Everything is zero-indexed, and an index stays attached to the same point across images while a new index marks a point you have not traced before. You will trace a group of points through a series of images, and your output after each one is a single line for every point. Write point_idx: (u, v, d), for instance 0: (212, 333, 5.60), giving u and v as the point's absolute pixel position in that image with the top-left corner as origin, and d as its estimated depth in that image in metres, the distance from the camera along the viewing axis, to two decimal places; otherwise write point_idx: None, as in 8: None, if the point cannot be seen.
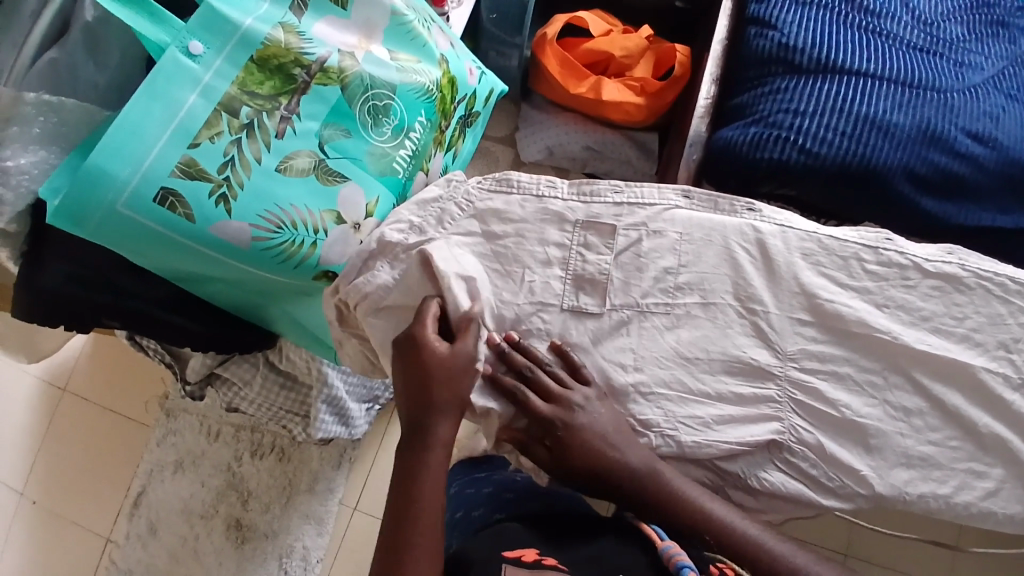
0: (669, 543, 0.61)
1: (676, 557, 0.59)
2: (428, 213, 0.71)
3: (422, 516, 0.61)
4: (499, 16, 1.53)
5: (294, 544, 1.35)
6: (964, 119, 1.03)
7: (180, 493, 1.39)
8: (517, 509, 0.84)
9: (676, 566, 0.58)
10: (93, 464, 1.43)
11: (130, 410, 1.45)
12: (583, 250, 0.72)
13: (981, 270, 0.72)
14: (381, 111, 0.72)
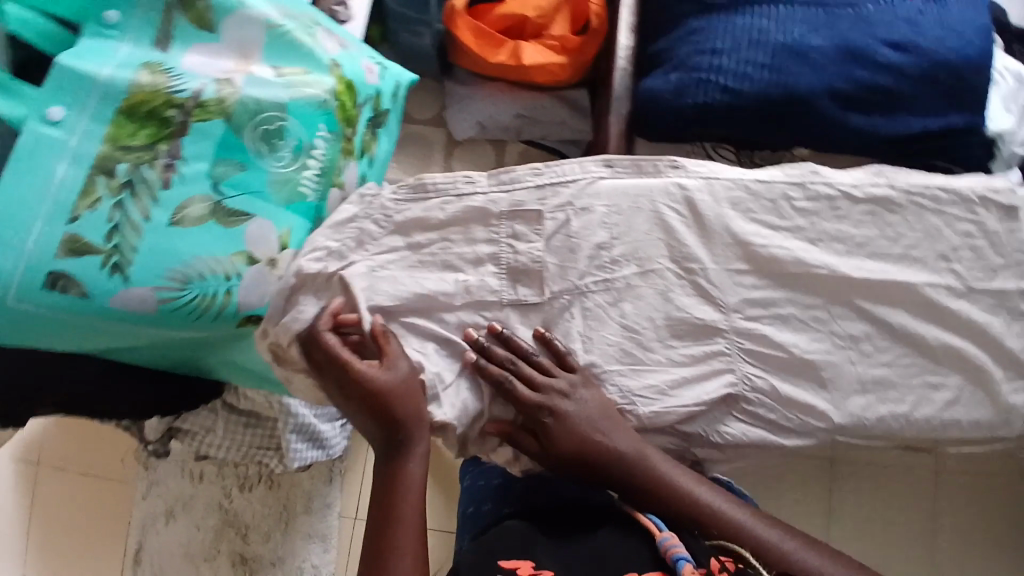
0: (666, 535, 0.58)
1: (672, 548, 0.56)
2: (344, 236, 0.68)
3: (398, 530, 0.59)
4: None
5: (302, 564, 1.39)
6: (880, 29, 1.03)
7: (178, 539, 1.34)
8: (524, 498, 0.75)
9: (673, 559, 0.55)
10: (84, 532, 1.40)
11: (106, 470, 1.42)
12: (512, 241, 0.69)
13: (909, 186, 0.72)
14: (274, 134, 0.69)
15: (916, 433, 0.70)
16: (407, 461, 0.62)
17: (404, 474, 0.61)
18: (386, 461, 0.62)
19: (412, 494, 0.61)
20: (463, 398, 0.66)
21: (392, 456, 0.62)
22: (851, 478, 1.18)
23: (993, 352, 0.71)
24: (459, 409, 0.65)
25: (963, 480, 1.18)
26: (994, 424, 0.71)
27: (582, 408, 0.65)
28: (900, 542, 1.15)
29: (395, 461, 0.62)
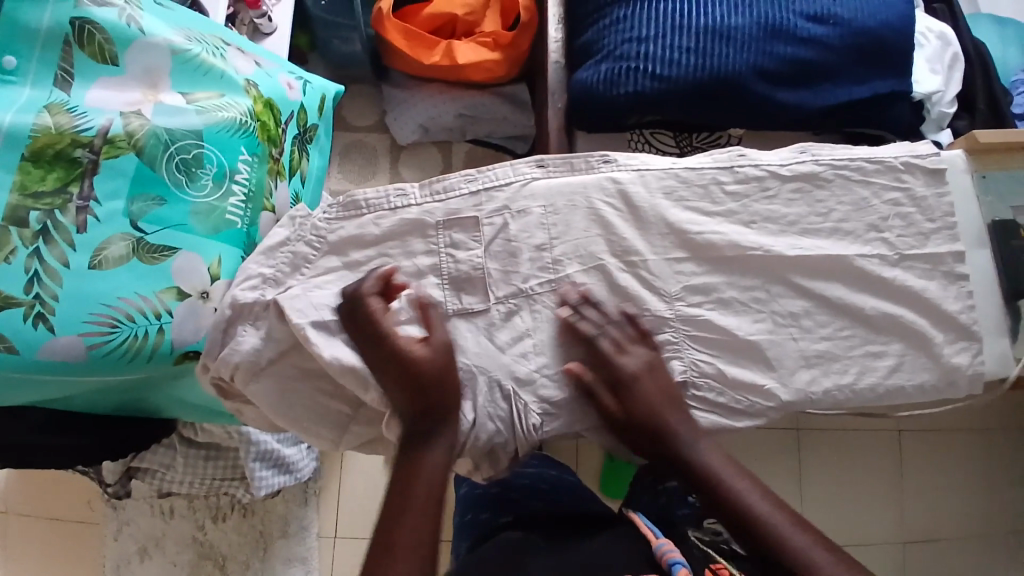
0: (661, 541, 0.69)
1: (668, 554, 0.67)
2: (279, 260, 0.67)
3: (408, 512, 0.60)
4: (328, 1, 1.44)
5: None
6: (799, 4, 1.05)
7: None
8: (520, 506, 0.86)
9: (668, 563, 0.66)
10: None
11: (76, 513, 1.46)
12: (452, 250, 0.68)
13: (835, 161, 0.74)
14: (192, 163, 0.68)
15: (865, 403, 0.72)
16: (428, 453, 0.61)
17: (422, 463, 0.61)
18: (406, 450, 0.61)
19: (425, 484, 0.61)
20: (424, 420, 0.62)
21: (415, 444, 0.61)
22: (813, 444, 1.28)
23: (929, 315, 0.73)
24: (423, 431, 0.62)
25: (921, 452, 1.29)
26: (938, 386, 0.73)
27: (537, 412, 0.65)
28: (870, 506, 1.25)
29: (414, 450, 0.61)
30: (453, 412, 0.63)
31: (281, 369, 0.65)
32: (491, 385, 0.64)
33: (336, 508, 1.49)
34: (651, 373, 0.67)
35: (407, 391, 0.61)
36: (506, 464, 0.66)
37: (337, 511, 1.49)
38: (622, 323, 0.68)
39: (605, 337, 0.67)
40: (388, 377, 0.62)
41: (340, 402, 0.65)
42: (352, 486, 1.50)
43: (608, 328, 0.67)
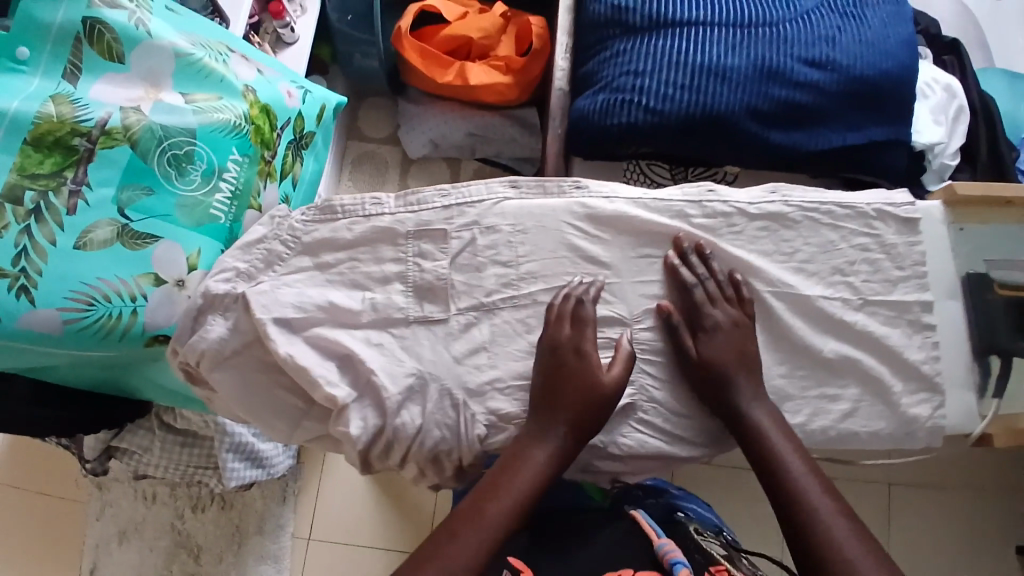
0: (664, 541, 0.70)
1: (670, 554, 0.67)
2: (253, 256, 0.70)
3: (493, 503, 0.62)
4: (354, 17, 1.49)
5: None
6: (799, 47, 1.07)
7: (130, 563, 1.44)
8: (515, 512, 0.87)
9: (670, 563, 0.67)
10: (38, 554, 1.47)
11: (62, 490, 1.50)
12: (419, 260, 0.70)
13: (804, 202, 0.76)
14: (182, 159, 0.72)
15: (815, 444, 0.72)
16: (535, 455, 0.63)
17: (529, 458, 0.63)
18: (522, 448, 0.64)
19: (522, 484, 0.63)
20: (370, 421, 0.64)
21: (532, 436, 0.64)
22: None
23: (890, 362, 0.73)
24: (367, 433, 0.64)
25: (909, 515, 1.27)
26: (895, 436, 0.72)
27: (483, 423, 0.66)
28: None
29: (531, 442, 0.64)
30: (401, 416, 0.65)
31: (244, 361, 0.67)
32: (441, 393, 0.66)
33: (314, 512, 1.51)
34: (735, 329, 0.70)
35: (546, 389, 0.65)
36: (451, 472, 0.68)
37: (313, 516, 1.51)
38: (723, 282, 0.72)
39: (701, 288, 0.71)
40: (549, 364, 0.66)
41: (294, 398, 0.67)
42: (331, 491, 1.52)
43: (709, 281, 0.71)
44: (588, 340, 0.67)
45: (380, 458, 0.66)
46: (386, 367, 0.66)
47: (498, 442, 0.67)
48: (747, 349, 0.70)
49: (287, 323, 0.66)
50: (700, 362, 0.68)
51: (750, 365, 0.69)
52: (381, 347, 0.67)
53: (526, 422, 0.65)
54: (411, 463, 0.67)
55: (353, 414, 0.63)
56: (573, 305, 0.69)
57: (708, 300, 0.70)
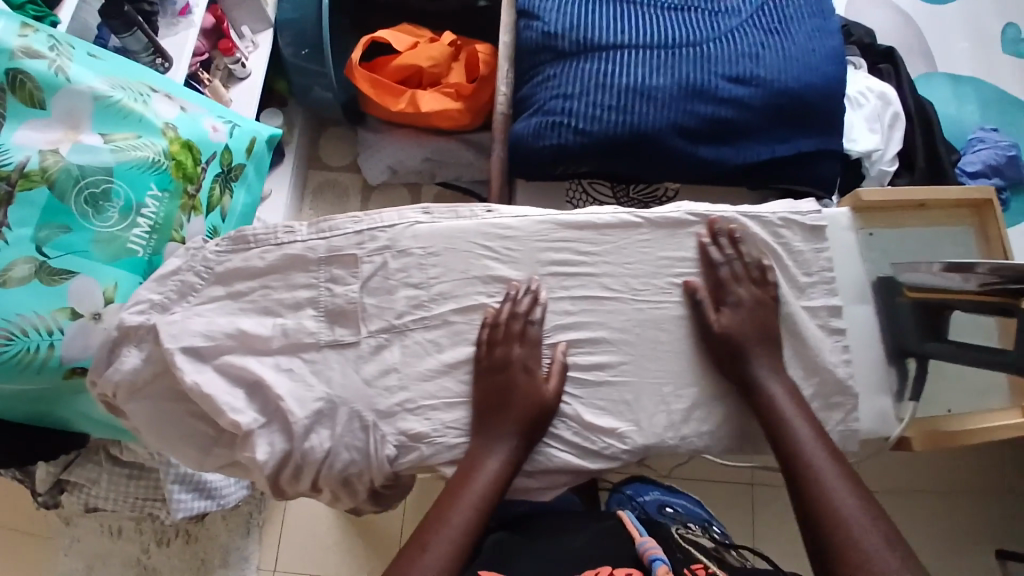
0: (644, 539, 0.73)
1: (650, 551, 0.71)
2: (168, 288, 0.72)
3: (454, 514, 0.64)
4: (310, 51, 1.49)
5: None
6: (723, 66, 1.11)
7: None
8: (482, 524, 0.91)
9: (650, 559, 0.70)
10: None
11: (30, 525, 1.49)
12: (331, 284, 0.72)
13: (711, 213, 0.77)
14: (100, 196, 0.75)
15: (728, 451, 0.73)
16: (487, 462, 0.66)
17: (482, 466, 0.65)
18: (472, 457, 0.66)
19: (475, 490, 0.65)
20: (278, 446, 0.66)
21: (484, 446, 0.66)
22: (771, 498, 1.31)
23: (801, 368, 0.75)
24: (274, 458, 0.65)
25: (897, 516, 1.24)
26: None
27: (393, 444, 0.67)
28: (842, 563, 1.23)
29: (484, 451, 0.66)
30: (309, 440, 0.66)
31: (157, 389, 0.69)
32: (351, 416, 0.67)
33: (279, 542, 1.50)
34: (756, 306, 0.73)
35: (488, 398, 0.68)
36: (364, 493, 0.69)
37: (278, 546, 1.50)
38: (748, 263, 0.74)
39: (727, 266, 0.74)
40: (489, 374, 0.69)
41: (208, 425, 0.69)
42: (296, 520, 1.52)
43: (734, 261, 0.75)
44: (535, 359, 0.70)
45: (291, 481, 0.67)
46: (293, 391, 0.67)
47: (408, 462, 0.67)
48: (767, 326, 0.72)
49: (196, 351, 0.68)
50: (721, 334, 0.71)
51: (766, 341, 0.72)
52: (290, 372, 0.68)
53: (473, 434, 0.67)
54: (323, 485, 0.68)
55: (259, 440, 0.65)
56: (521, 323, 0.71)
57: (732, 278, 0.74)
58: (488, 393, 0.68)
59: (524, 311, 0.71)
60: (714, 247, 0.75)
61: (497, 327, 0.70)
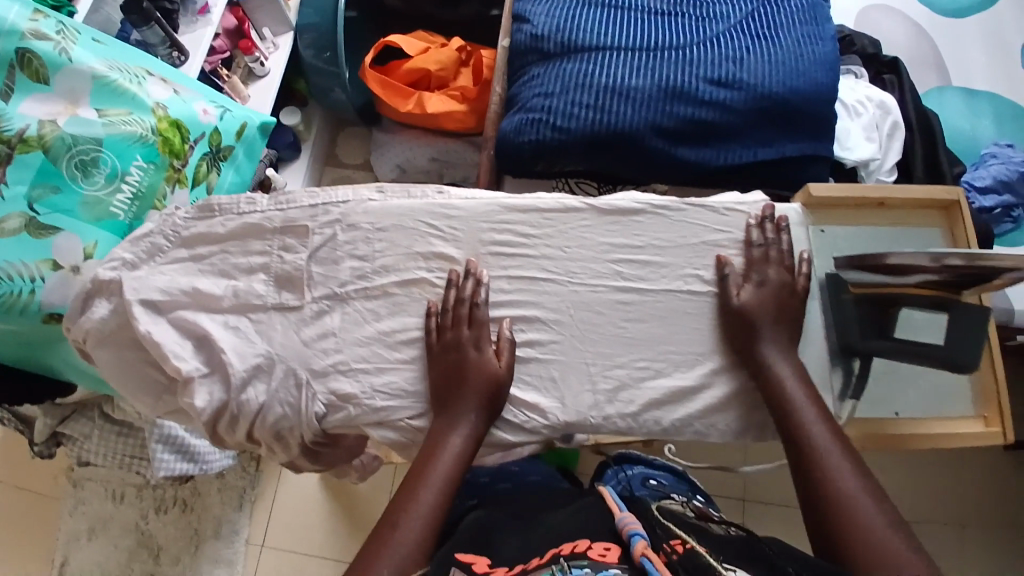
0: (623, 514, 0.64)
1: (629, 525, 0.62)
2: (139, 248, 0.79)
3: (424, 489, 0.65)
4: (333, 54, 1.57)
5: None
6: (705, 69, 1.11)
7: (95, 558, 1.52)
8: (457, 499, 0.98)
9: (629, 534, 0.61)
10: (17, 542, 1.57)
11: (43, 487, 1.61)
12: (282, 252, 0.77)
13: (654, 200, 0.78)
14: (89, 163, 0.84)
15: (653, 436, 0.73)
16: (451, 440, 0.68)
17: (447, 442, 0.67)
18: (435, 435, 0.68)
19: (444, 467, 0.66)
20: (216, 395, 0.71)
21: (447, 424, 0.69)
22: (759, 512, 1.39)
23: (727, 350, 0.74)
24: (211, 405, 0.71)
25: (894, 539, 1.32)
26: (736, 432, 0.73)
27: (323, 401, 0.71)
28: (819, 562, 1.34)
29: (446, 429, 0.68)
30: (246, 392, 0.71)
31: (119, 340, 0.76)
32: (286, 373, 0.72)
33: (268, 519, 1.56)
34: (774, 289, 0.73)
35: (446, 378, 0.70)
36: (296, 448, 0.73)
37: (268, 522, 1.55)
38: (780, 251, 0.75)
39: (760, 249, 0.75)
40: (444, 351, 0.71)
41: (161, 372, 0.75)
42: (285, 500, 1.57)
43: (769, 247, 0.75)
44: (485, 338, 0.72)
45: (227, 430, 0.72)
46: (235, 347, 0.72)
47: (336, 420, 0.71)
48: (788, 314, 0.73)
49: (151, 305, 0.74)
50: (740, 310, 0.72)
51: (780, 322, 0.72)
52: (235, 330, 0.74)
53: (437, 415, 0.70)
54: (257, 435, 0.72)
55: (198, 387, 0.70)
56: (467, 307, 0.73)
57: (763, 260, 0.75)
58: (440, 374, 0.70)
59: (469, 295, 0.73)
60: (752, 230, 0.77)
61: (447, 313, 0.73)
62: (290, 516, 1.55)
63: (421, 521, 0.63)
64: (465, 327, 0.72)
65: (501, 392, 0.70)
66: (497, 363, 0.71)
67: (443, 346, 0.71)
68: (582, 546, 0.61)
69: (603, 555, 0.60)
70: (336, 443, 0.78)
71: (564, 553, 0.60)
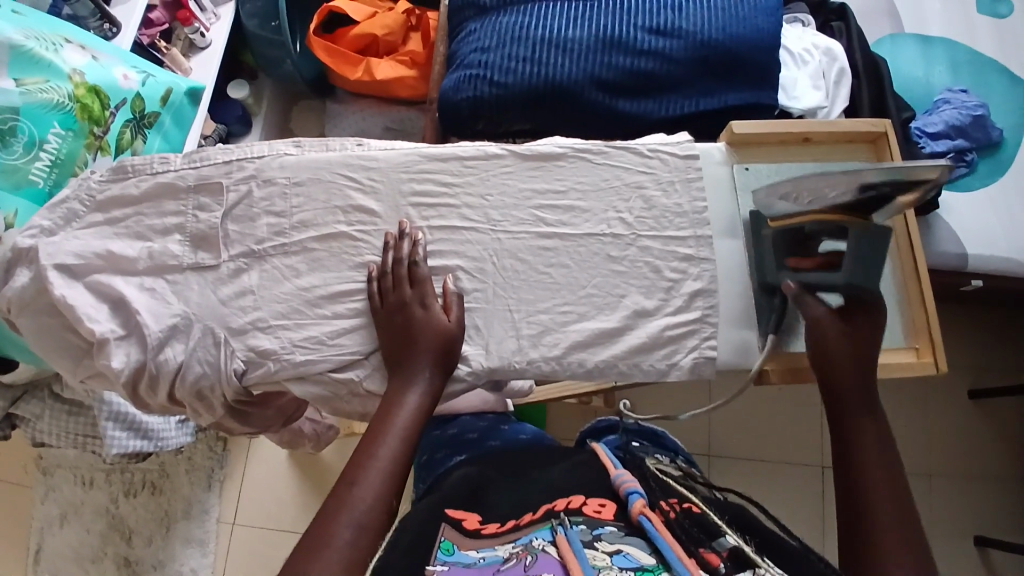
0: (621, 474, 0.65)
1: (626, 484, 0.63)
2: (55, 214, 0.77)
3: (382, 449, 0.62)
4: (279, 23, 1.53)
5: (180, 569, 1.44)
6: (643, 18, 1.08)
7: (70, 543, 1.46)
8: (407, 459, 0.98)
9: (626, 493, 0.62)
10: None
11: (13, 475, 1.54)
12: (197, 212, 0.76)
13: (577, 144, 0.78)
14: (6, 132, 0.81)
15: (578, 379, 0.74)
16: (405, 399, 0.66)
17: (403, 402, 0.65)
18: (392, 394, 0.66)
19: (402, 423, 0.64)
20: (133, 356, 0.71)
21: (402, 384, 0.67)
22: (726, 467, 1.41)
23: (649, 289, 0.74)
24: (129, 366, 0.70)
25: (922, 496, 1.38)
26: (660, 372, 0.73)
27: (242, 358, 0.71)
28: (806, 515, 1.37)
29: (402, 389, 0.67)
30: (166, 352, 0.70)
31: (39, 308, 0.74)
32: (204, 331, 0.71)
33: (238, 495, 1.49)
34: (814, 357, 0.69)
35: (396, 338, 0.69)
36: (219, 406, 0.73)
37: (239, 499, 1.49)
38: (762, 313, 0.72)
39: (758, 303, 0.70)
40: (392, 310, 0.70)
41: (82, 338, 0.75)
42: (254, 476, 1.50)
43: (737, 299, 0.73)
44: (431, 294, 0.70)
45: (149, 391, 0.73)
46: (150, 309, 0.71)
47: (256, 376, 0.71)
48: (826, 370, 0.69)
49: (66, 270, 0.73)
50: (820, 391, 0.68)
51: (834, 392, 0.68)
52: (150, 292, 0.73)
53: (393, 376, 0.68)
54: (179, 395, 0.72)
55: (114, 348, 0.70)
56: (407, 266, 0.72)
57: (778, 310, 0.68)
58: (389, 336, 0.69)
59: (406, 255, 0.72)
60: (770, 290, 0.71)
61: (385, 277, 0.72)
62: (262, 490, 1.49)
63: (379, 478, 0.60)
64: (408, 286, 0.71)
65: (453, 350, 0.69)
66: (446, 320, 0.70)
67: (390, 303, 0.70)
68: (577, 502, 0.62)
69: (599, 511, 0.61)
70: (267, 402, 0.78)
71: (557, 508, 0.61)
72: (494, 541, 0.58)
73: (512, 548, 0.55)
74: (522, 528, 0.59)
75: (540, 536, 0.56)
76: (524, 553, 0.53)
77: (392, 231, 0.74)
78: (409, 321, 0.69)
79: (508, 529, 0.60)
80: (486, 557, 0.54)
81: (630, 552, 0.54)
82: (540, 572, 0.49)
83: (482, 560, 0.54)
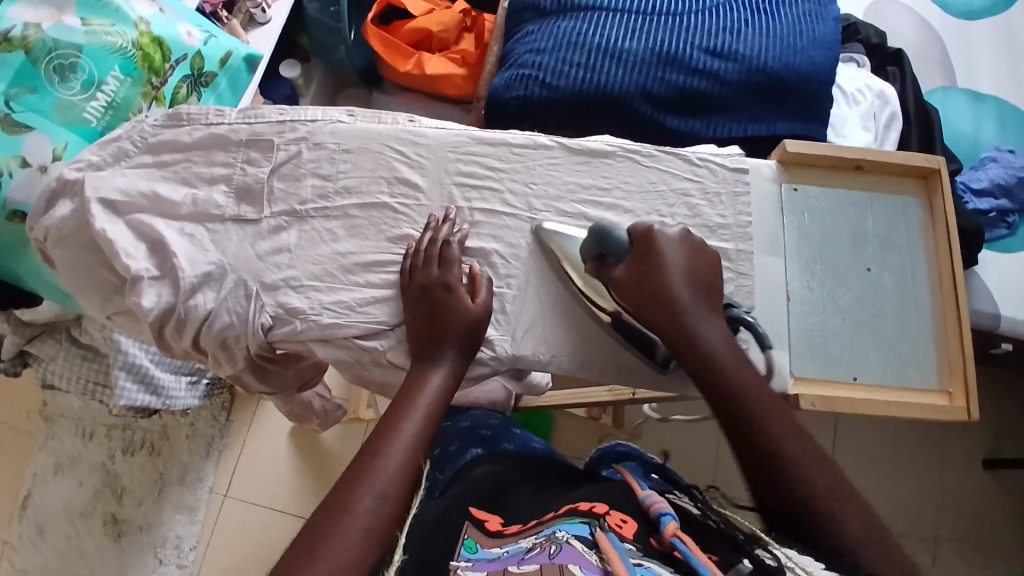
0: (650, 494, 0.60)
1: (657, 505, 0.57)
2: (106, 152, 0.78)
3: (403, 431, 0.60)
4: (338, 8, 1.57)
5: (167, 534, 1.41)
6: (701, 38, 1.08)
7: (63, 495, 1.44)
8: None
9: (656, 514, 0.56)
10: None
11: (14, 418, 1.52)
12: (245, 165, 0.77)
13: (626, 145, 0.78)
14: (67, 68, 0.85)
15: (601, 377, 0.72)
16: (426, 379, 0.65)
17: (427, 381, 0.64)
18: (415, 375, 0.65)
19: (424, 404, 0.63)
20: (163, 298, 0.71)
21: (427, 365, 0.66)
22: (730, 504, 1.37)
23: None
24: (159, 306, 0.71)
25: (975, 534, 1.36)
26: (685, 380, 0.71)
27: (270, 313, 0.71)
28: None
29: (426, 368, 0.66)
30: (195, 297, 0.71)
31: (78, 242, 0.75)
32: (238, 282, 0.71)
33: (235, 467, 1.47)
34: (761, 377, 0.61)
35: (422, 319, 0.68)
36: (239, 357, 0.73)
37: (234, 471, 1.46)
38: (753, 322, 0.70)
39: None
40: (418, 290, 0.69)
41: (113, 276, 0.76)
42: (252, 453, 1.47)
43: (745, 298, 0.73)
44: (455, 276, 0.69)
45: (174, 335, 0.73)
46: (184, 253, 0.72)
47: (281, 332, 0.70)
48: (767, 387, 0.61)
49: (104, 207, 0.74)
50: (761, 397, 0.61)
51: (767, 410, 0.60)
52: (184, 237, 0.74)
53: (419, 355, 0.67)
54: (204, 342, 0.72)
55: (147, 287, 0.71)
56: (440, 246, 0.71)
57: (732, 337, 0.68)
58: (418, 315, 0.68)
59: (442, 236, 0.71)
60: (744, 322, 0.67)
61: (419, 254, 0.71)
62: (258, 466, 1.46)
63: (405, 445, 0.59)
64: (437, 266, 0.70)
65: (479, 334, 0.68)
66: (474, 305, 0.69)
67: (419, 281, 0.70)
68: (601, 509, 0.57)
69: (621, 525, 0.54)
70: (287, 363, 0.77)
71: (582, 511, 0.56)
72: (517, 537, 0.54)
73: (535, 539, 0.51)
74: (544, 523, 0.55)
75: (566, 529, 0.51)
76: (548, 543, 0.49)
77: (438, 214, 0.74)
78: (435, 301, 0.68)
79: (531, 527, 0.56)
80: (509, 551, 0.50)
81: (653, 566, 0.48)
82: (565, 561, 0.44)
83: (505, 553, 0.50)
